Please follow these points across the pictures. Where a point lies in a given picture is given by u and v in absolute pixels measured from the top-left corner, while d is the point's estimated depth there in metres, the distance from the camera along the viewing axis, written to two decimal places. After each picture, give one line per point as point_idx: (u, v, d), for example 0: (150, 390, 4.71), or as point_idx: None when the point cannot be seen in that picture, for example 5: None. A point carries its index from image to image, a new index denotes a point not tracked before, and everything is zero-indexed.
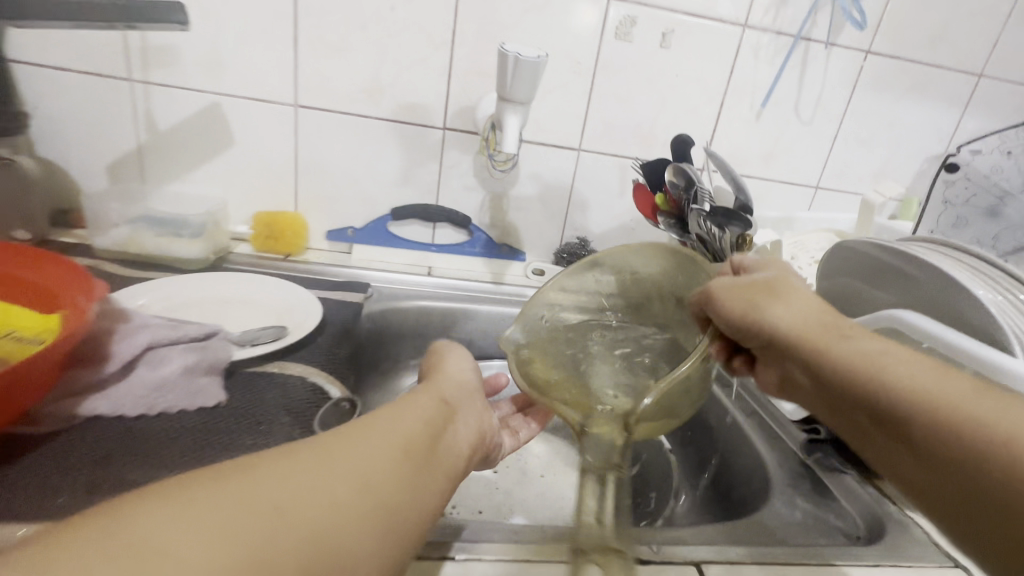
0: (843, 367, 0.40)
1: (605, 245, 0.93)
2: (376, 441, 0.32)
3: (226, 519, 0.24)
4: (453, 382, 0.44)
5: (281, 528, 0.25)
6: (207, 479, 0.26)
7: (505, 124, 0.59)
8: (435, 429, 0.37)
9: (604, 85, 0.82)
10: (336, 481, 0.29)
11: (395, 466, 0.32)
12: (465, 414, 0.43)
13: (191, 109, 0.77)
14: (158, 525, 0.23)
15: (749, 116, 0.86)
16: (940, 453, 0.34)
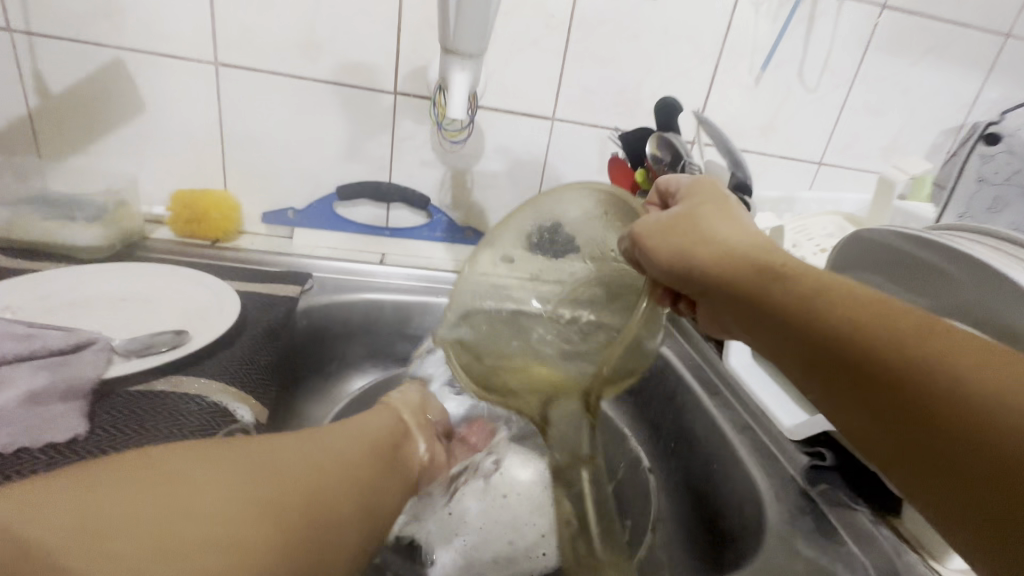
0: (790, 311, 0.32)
1: None
2: (352, 434, 0.39)
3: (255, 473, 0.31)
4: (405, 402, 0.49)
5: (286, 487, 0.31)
6: (214, 450, 0.31)
7: (451, 82, 0.48)
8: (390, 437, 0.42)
9: (581, 43, 0.70)
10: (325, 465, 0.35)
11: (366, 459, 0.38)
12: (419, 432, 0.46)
13: (88, 67, 0.65)
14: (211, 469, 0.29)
15: (747, 82, 0.75)
16: (908, 395, 0.27)
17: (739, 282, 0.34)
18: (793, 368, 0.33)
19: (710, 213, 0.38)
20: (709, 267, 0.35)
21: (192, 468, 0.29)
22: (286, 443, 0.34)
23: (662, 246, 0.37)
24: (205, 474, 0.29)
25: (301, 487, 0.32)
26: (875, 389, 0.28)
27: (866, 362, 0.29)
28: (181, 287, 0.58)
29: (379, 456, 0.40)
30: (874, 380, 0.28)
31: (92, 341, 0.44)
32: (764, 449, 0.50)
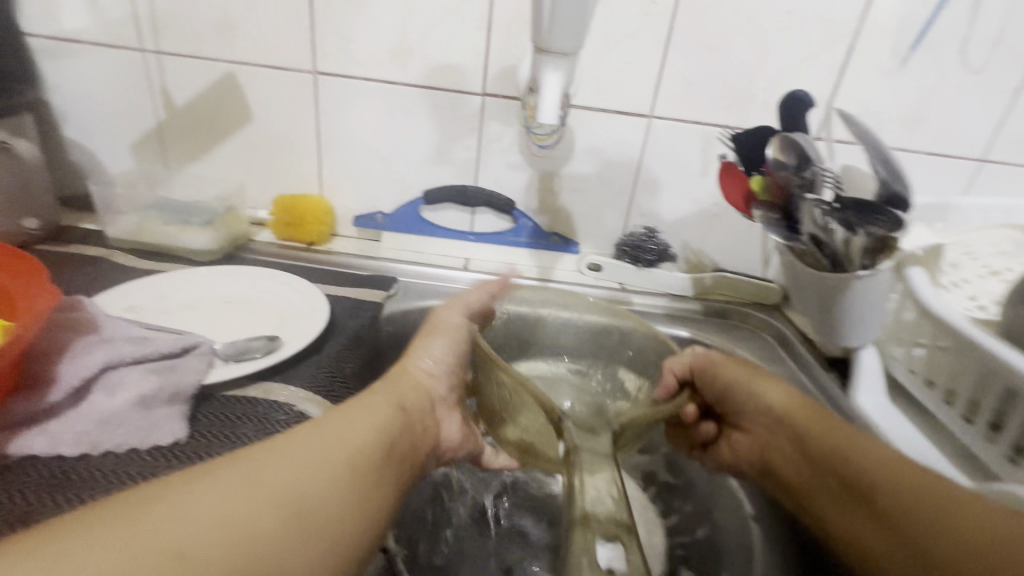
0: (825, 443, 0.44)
1: (680, 235, 0.75)
2: (326, 444, 0.34)
3: (155, 546, 0.25)
4: (412, 387, 0.44)
5: (201, 559, 0.26)
6: (108, 523, 0.26)
7: (542, 83, 0.44)
8: (382, 435, 0.38)
9: (687, 31, 0.63)
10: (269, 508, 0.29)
11: (337, 476, 0.33)
12: (421, 419, 0.43)
13: (206, 81, 0.69)
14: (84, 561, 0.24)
15: (890, 65, 0.64)
16: (901, 516, 0.37)
17: (770, 418, 0.48)
18: (811, 491, 0.45)
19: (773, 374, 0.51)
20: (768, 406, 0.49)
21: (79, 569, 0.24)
22: (220, 489, 0.29)
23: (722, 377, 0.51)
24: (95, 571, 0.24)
25: (228, 549, 0.27)
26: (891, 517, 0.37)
27: (867, 484, 0.40)
28: (279, 291, 0.60)
29: (363, 468, 0.35)
30: (865, 491, 0.40)
31: (196, 345, 0.46)
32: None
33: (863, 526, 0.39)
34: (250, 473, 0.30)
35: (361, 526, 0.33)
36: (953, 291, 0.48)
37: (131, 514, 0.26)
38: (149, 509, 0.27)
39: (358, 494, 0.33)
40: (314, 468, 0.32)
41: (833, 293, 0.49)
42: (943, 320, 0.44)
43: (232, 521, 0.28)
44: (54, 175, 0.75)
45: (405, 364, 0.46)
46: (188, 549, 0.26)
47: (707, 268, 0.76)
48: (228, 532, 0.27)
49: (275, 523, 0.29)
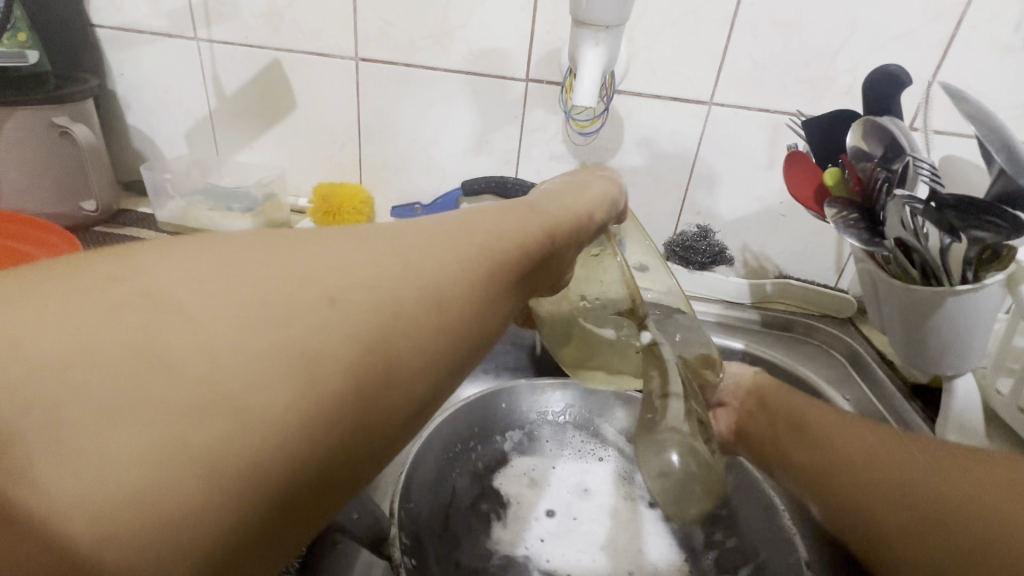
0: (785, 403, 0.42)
1: (739, 236, 0.68)
2: (465, 238, 0.27)
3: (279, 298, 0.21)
4: (567, 211, 0.35)
5: (335, 323, 0.21)
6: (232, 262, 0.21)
7: (580, 60, 0.39)
8: (524, 248, 0.30)
9: (757, 6, 0.56)
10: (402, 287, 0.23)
11: (473, 276, 0.26)
12: (568, 247, 0.35)
13: (255, 68, 0.70)
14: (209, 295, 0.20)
15: (1009, 42, 0.53)
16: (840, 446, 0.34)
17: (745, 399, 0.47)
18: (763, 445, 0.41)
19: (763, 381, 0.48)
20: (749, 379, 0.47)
21: (215, 294, 0.20)
22: (352, 255, 0.23)
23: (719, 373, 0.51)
24: (230, 299, 0.20)
25: (366, 320, 0.22)
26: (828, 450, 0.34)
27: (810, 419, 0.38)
28: None
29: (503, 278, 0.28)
30: (800, 423, 0.38)
31: None
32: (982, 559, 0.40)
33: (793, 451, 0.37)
34: (387, 248, 0.24)
35: (485, 341, 0.27)
36: None
37: (251, 257, 0.22)
38: (275, 259, 0.22)
39: (495, 300, 0.27)
40: (455, 259, 0.26)
41: (922, 310, 0.41)
42: None
43: (360, 289, 0.22)
44: (118, 160, 0.79)
45: (568, 192, 0.38)
46: (320, 304, 0.21)
47: (769, 274, 0.69)
48: (357, 302, 0.22)
49: (410, 308, 0.23)
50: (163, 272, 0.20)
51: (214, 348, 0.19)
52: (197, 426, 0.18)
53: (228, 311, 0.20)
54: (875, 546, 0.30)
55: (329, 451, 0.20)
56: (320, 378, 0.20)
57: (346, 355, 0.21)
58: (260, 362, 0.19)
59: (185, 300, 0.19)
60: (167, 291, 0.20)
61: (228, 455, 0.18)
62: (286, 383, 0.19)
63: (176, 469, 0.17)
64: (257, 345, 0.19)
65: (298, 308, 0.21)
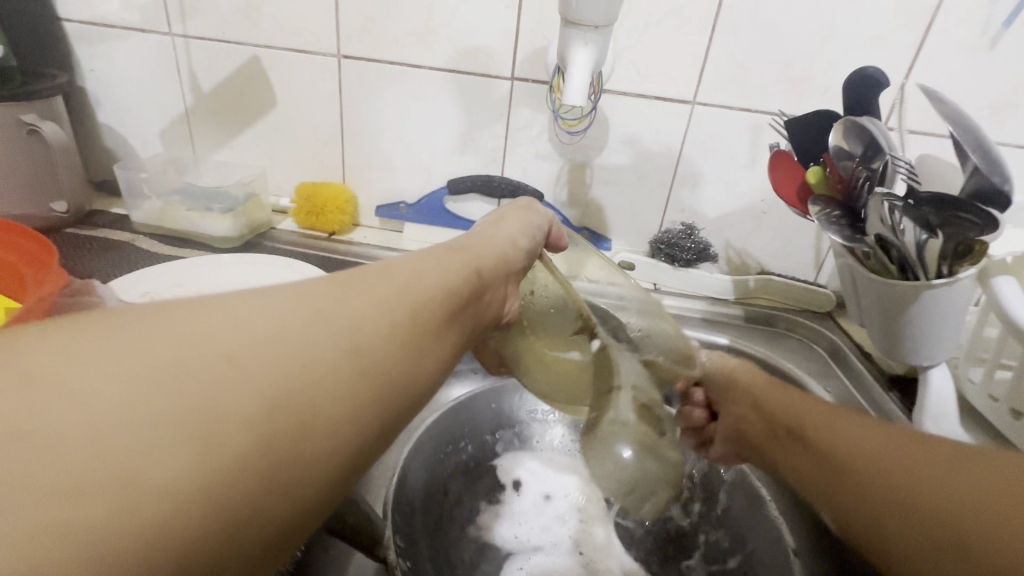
0: (780, 405, 0.41)
1: (722, 234, 0.69)
2: (383, 290, 0.28)
3: (172, 365, 0.20)
4: (493, 251, 0.38)
5: (239, 387, 0.21)
6: (117, 338, 0.20)
7: (569, 60, 0.40)
8: (454, 291, 0.32)
9: (738, 7, 0.57)
10: (315, 342, 0.24)
11: (393, 328, 0.27)
12: (494, 287, 0.37)
13: (232, 65, 0.68)
14: (92, 369, 0.19)
15: (976, 44, 0.56)
16: (843, 459, 0.33)
17: (736, 399, 0.46)
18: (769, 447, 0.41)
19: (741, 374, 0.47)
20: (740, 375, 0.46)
21: (100, 372, 0.19)
22: (255, 315, 0.24)
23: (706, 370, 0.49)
24: (115, 376, 0.19)
25: (276, 379, 0.22)
26: (832, 463, 0.33)
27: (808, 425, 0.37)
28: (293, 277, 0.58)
29: (428, 325, 0.29)
30: (797, 426, 0.38)
31: None
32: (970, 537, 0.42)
33: (796, 459, 0.37)
34: (292, 304, 0.25)
35: (413, 389, 0.28)
36: None
37: (141, 329, 0.21)
38: (169, 326, 0.22)
39: (419, 349, 0.28)
40: (368, 308, 0.27)
41: (901, 303, 0.42)
42: None
43: (268, 348, 0.23)
44: (89, 159, 0.76)
45: (491, 227, 0.41)
46: (225, 367, 0.21)
47: (751, 270, 0.70)
48: (262, 363, 0.22)
49: (333, 359, 0.24)
50: (35, 354, 0.19)
51: (100, 426, 0.18)
52: (78, 515, 0.17)
53: (110, 387, 0.19)
54: (878, 549, 0.30)
55: (230, 524, 0.20)
56: (221, 448, 0.20)
57: (258, 420, 0.21)
58: (149, 436, 0.19)
59: (64, 377, 0.19)
60: (40, 372, 0.19)
61: (117, 541, 0.17)
62: (179, 457, 0.19)
63: (49, 564, 0.16)
64: (145, 419, 0.19)
65: (192, 377, 0.20)
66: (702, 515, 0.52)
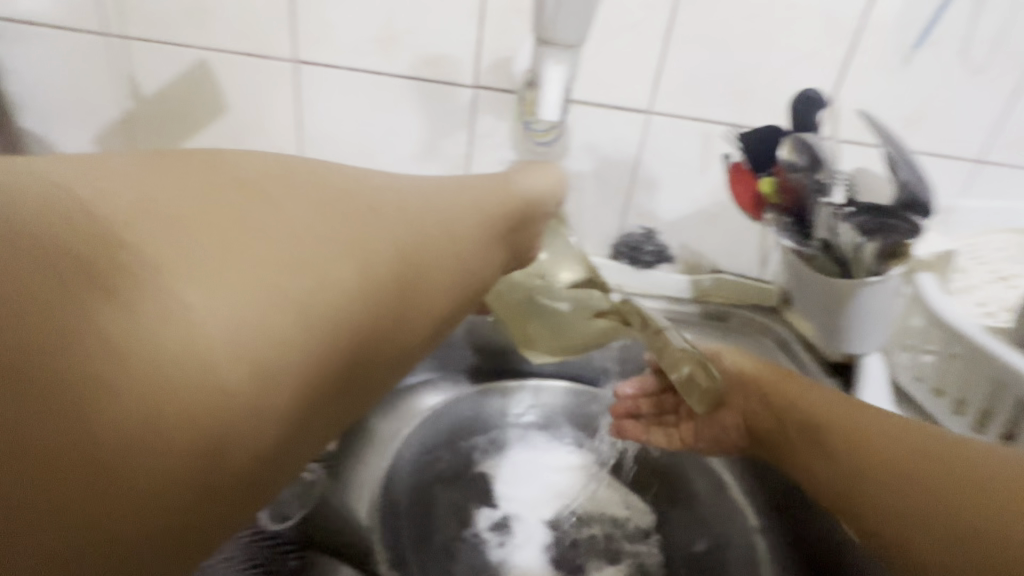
0: (800, 402, 0.45)
1: (678, 235, 0.73)
2: (454, 205, 0.39)
3: (332, 210, 0.31)
4: (528, 190, 0.46)
5: (370, 235, 0.32)
6: (296, 186, 0.31)
7: (543, 76, 0.41)
8: (500, 218, 0.42)
9: (687, 24, 0.61)
10: (415, 225, 0.35)
11: (463, 231, 0.38)
12: (531, 226, 0.46)
13: (178, 68, 0.65)
14: (284, 204, 0.30)
15: (892, 63, 0.62)
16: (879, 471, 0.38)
17: (734, 387, 0.49)
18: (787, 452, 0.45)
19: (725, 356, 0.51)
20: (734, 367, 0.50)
21: (280, 202, 0.30)
22: (362, 194, 0.34)
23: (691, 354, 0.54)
24: (291, 202, 0.30)
25: (391, 239, 0.33)
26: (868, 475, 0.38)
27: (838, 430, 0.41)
28: None
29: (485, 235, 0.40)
30: (819, 431, 0.42)
31: None
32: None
33: (818, 464, 0.42)
34: (385, 194, 0.35)
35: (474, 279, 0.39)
36: (961, 298, 0.48)
37: (305, 186, 0.32)
38: (322, 188, 0.32)
39: (477, 250, 0.39)
40: (443, 215, 0.37)
41: (842, 299, 0.47)
42: (959, 327, 0.43)
43: (382, 218, 0.33)
44: None
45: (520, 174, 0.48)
46: (358, 219, 0.32)
47: (704, 270, 0.75)
48: (379, 225, 0.33)
49: (422, 238, 0.35)
50: (243, 178, 0.30)
51: (282, 232, 0.28)
52: (291, 278, 0.27)
53: (296, 213, 0.30)
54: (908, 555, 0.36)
55: (352, 310, 0.30)
56: (356, 260, 0.30)
57: (382, 260, 0.32)
58: (310, 243, 0.29)
59: (271, 197, 0.30)
60: (256, 192, 0.29)
61: (298, 295, 0.27)
62: (340, 264, 0.29)
63: (274, 305, 0.26)
64: (318, 235, 0.30)
65: (331, 217, 0.31)
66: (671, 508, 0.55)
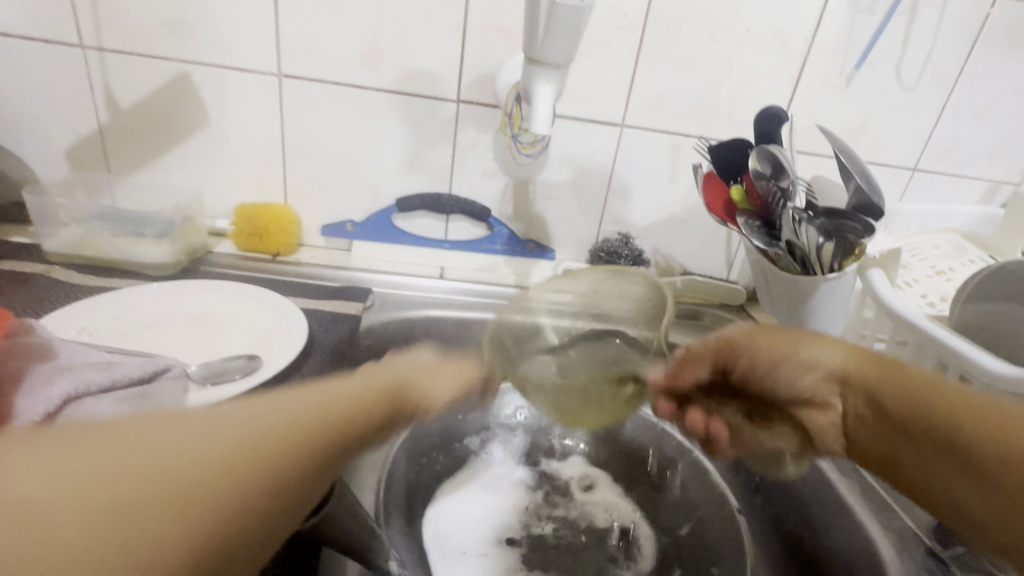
0: (903, 403, 0.35)
1: (651, 240, 0.78)
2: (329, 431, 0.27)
3: (132, 498, 0.19)
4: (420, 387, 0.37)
5: (185, 532, 0.20)
6: (78, 461, 0.19)
7: (534, 94, 0.44)
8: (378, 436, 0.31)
9: (656, 44, 0.66)
10: (264, 489, 0.23)
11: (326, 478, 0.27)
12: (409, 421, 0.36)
13: (157, 81, 0.64)
14: (48, 510, 0.18)
15: (837, 82, 0.69)
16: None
17: (818, 382, 0.40)
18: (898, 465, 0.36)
19: (806, 347, 0.41)
20: (823, 361, 0.40)
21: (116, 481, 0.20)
22: (240, 437, 0.23)
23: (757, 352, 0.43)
24: (49, 505, 0.18)
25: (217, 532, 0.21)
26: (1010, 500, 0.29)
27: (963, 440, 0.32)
28: (251, 309, 0.57)
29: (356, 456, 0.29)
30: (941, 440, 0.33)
31: (168, 368, 0.44)
32: (879, 499, 0.51)
33: (947, 480, 0.33)
34: (256, 411, 0.25)
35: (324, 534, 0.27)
36: (907, 291, 0.55)
37: (91, 454, 0.20)
38: (124, 449, 0.20)
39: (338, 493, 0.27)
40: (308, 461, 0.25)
41: (801, 295, 0.52)
42: (900, 315, 0.48)
43: (206, 495, 0.21)
44: None
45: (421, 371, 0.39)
46: (173, 501, 0.20)
47: (676, 272, 0.80)
48: (202, 509, 0.21)
49: (262, 513, 0.23)
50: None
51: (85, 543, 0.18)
52: None
53: (62, 521, 0.18)
54: None
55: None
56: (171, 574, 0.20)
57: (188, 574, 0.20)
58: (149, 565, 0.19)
59: (35, 498, 0.18)
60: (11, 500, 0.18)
61: None
62: None
63: None
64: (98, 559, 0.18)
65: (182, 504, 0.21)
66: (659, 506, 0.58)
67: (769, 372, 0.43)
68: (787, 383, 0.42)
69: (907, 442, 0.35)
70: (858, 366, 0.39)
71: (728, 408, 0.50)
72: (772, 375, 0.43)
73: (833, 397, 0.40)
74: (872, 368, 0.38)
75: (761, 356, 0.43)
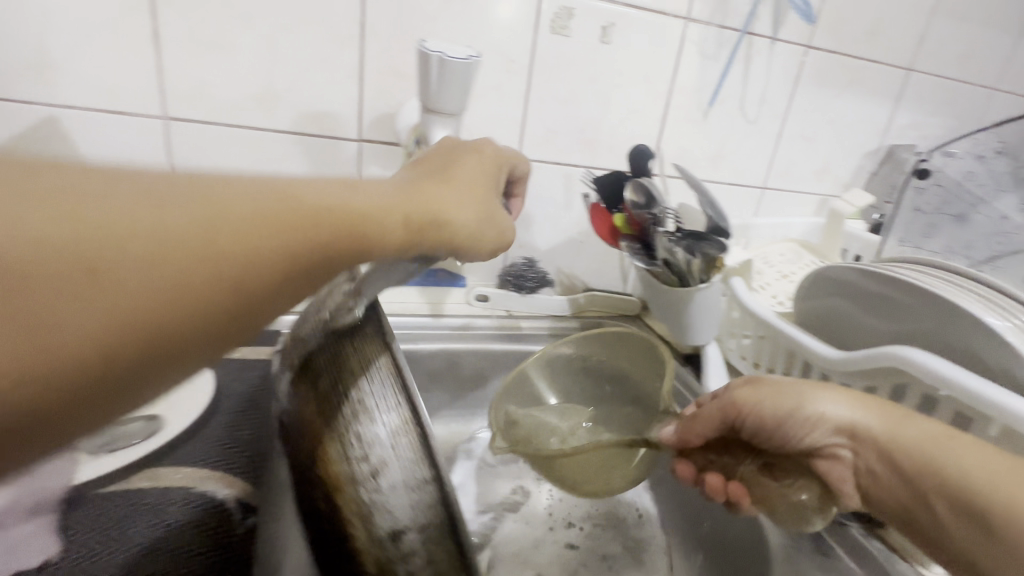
0: (910, 450, 0.39)
1: (554, 262, 0.84)
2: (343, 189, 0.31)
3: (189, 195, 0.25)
4: (465, 178, 0.40)
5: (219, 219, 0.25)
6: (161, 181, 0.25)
7: (432, 139, 0.48)
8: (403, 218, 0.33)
9: (542, 86, 0.73)
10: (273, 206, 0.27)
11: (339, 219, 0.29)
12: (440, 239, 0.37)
13: (18, 127, 0.59)
14: (125, 190, 0.24)
15: (697, 116, 0.81)
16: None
17: (817, 429, 0.41)
18: (905, 514, 0.40)
19: (812, 396, 0.42)
20: (835, 414, 0.41)
21: (77, 181, 0.23)
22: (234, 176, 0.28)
23: (764, 404, 0.43)
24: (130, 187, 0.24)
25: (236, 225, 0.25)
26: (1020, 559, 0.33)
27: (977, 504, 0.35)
28: None
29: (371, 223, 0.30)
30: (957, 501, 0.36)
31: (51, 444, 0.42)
32: None
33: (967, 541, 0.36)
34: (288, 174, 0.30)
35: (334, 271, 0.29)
36: (762, 293, 0.65)
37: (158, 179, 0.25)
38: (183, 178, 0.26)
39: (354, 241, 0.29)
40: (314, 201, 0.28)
41: (680, 303, 0.59)
42: (758, 314, 0.57)
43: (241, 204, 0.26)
44: None
45: (468, 178, 0.40)
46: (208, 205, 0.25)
47: (579, 289, 0.86)
48: (232, 214, 0.25)
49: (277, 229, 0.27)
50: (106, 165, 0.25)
51: (100, 226, 0.22)
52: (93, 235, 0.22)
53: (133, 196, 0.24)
54: None
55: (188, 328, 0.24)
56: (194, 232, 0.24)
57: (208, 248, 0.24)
58: (140, 239, 0.23)
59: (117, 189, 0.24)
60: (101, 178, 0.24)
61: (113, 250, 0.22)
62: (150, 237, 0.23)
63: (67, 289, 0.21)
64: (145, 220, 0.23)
65: (148, 213, 0.24)
66: (567, 515, 0.64)
67: (778, 424, 0.43)
68: (798, 442, 0.42)
69: (924, 499, 0.38)
70: (862, 416, 0.41)
71: (744, 464, 0.46)
72: (780, 435, 0.43)
73: (841, 447, 0.41)
74: (877, 417, 0.41)
75: (771, 411, 0.43)
